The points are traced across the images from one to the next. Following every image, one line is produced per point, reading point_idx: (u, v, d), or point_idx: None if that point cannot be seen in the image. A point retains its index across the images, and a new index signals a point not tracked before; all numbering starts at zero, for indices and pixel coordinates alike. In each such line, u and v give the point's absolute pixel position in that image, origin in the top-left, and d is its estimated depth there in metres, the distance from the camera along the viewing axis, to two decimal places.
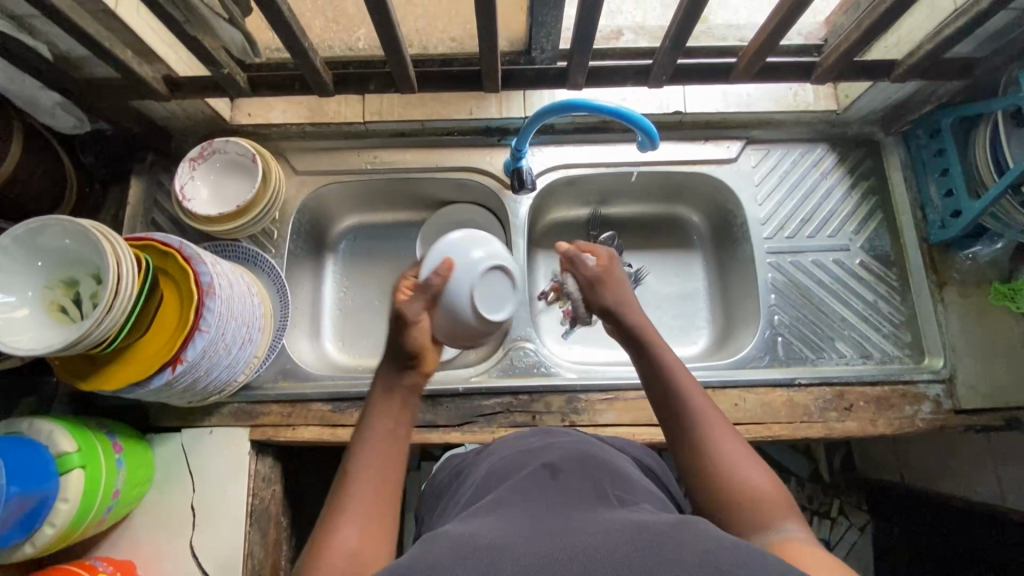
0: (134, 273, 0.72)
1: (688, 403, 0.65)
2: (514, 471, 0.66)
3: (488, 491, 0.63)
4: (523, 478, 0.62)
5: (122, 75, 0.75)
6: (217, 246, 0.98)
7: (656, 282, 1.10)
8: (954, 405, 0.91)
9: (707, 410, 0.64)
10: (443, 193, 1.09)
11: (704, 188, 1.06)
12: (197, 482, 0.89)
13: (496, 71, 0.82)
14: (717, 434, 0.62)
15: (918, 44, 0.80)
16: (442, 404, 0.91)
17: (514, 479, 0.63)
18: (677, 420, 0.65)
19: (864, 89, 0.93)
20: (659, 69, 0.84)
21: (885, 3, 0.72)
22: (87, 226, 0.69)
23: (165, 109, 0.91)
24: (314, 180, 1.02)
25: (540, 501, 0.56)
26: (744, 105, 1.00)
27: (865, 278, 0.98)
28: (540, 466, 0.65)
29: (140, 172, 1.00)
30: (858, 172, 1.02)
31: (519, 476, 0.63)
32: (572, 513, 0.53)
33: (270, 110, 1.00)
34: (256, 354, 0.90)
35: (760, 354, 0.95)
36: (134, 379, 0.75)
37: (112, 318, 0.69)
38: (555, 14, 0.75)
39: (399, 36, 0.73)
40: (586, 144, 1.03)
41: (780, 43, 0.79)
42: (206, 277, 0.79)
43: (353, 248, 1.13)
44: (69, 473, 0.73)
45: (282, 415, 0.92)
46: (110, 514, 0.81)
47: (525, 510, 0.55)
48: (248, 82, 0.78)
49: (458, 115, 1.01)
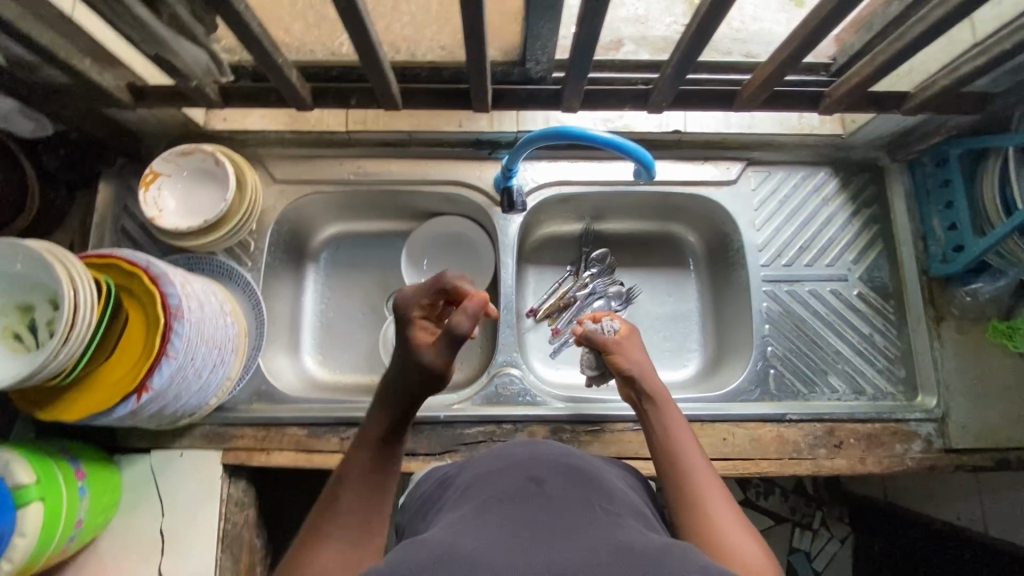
0: (94, 299, 0.67)
1: (688, 465, 0.67)
2: (499, 475, 0.63)
3: (465, 500, 0.61)
4: (508, 489, 0.60)
5: (84, 85, 0.70)
6: (189, 259, 0.94)
7: (648, 303, 1.07)
8: (945, 444, 0.89)
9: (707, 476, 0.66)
10: (431, 205, 1.04)
11: (701, 209, 1.02)
12: (165, 506, 0.86)
13: (487, 89, 0.77)
14: (714, 504, 0.62)
15: (933, 77, 0.76)
16: (422, 432, 0.89)
17: (500, 488, 0.61)
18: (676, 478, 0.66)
19: (871, 116, 0.90)
20: (658, 94, 0.80)
21: (904, 36, 0.68)
22: (40, 250, 0.65)
23: (133, 114, 0.86)
24: (294, 190, 0.97)
25: (526, 514, 0.54)
26: (747, 127, 0.97)
27: (862, 311, 0.95)
28: (525, 476, 0.62)
29: (109, 176, 0.94)
30: (860, 199, 0.99)
31: (504, 484, 0.61)
32: (566, 530, 0.52)
33: (248, 116, 0.95)
34: (229, 376, 0.86)
35: (752, 387, 0.92)
36: (98, 408, 0.71)
37: (70, 349, 0.65)
38: (552, 29, 0.70)
39: (382, 51, 0.68)
40: (581, 160, 0.99)
41: (791, 71, 0.75)
42: (174, 298, 0.74)
43: (335, 259, 1.08)
44: (27, 506, 0.70)
45: (256, 438, 0.89)
46: (73, 542, 0.78)
47: (512, 525, 0.53)
48: (220, 94, 0.73)
49: (447, 127, 0.97)
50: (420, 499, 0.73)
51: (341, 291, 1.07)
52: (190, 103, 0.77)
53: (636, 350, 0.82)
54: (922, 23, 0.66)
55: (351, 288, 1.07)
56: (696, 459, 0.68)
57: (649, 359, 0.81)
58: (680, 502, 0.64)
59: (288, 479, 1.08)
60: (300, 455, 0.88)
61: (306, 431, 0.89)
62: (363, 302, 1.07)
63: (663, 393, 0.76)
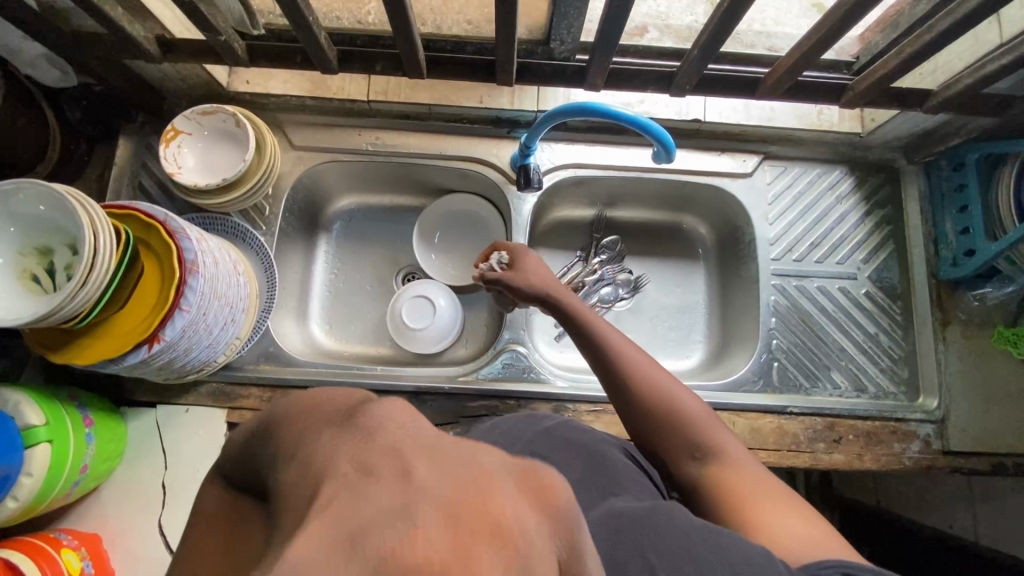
0: (113, 246, 0.68)
1: (616, 348, 0.70)
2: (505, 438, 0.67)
3: None
4: None
5: (113, 32, 0.70)
6: (205, 219, 0.94)
7: (655, 292, 1.07)
8: (943, 446, 0.90)
9: (633, 352, 0.70)
10: (445, 181, 1.05)
11: (714, 201, 1.02)
12: (169, 460, 0.87)
13: (511, 63, 0.77)
14: (653, 375, 0.68)
15: (957, 76, 0.76)
16: (427, 401, 0.90)
17: None
18: (610, 364, 0.70)
19: (892, 114, 0.90)
20: (682, 78, 0.80)
21: (932, 30, 0.69)
22: (62, 193, 0.65)
23: (157, 68, 0.86)
24: (311, 156, 0.98)
25: None
26: (766, 119, 0.96)
27: (869, 310, 0.96)
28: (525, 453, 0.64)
29: (128, 132, 0.95)
30: (874, 200, 0.99)
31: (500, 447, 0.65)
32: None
33: (270, 80, 0.95)
34: (238, 335, 0.87)
35: (755, 378, 0.93)
36: (108, 355, 0.71)
37: (86, 294, 0.65)
38: (578, 8, 0.70)
39: (412, 17, 0.68)
40: (598, 144, 0.99)
41: (815, 62, 0.75)
42: (190, 253, 0.74)
43: (347, 230, 1.09)
44: (34, 447, 0.71)
45: (262, 399, 0.90)
46: (77, 488, 0.79)
47: None
48: (247, 51, 0.74)
49: (467, 102, 0.96)
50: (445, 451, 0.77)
51: (352, 261, 1.08)
52: (216, 60, 0.78)
53: (530, 262, 0.84)
54: (951, 17, 0.66)
55: (362, 259, 1.08)
56: (636, 353, 0.70)
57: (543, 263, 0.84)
58: (638, 404, 0.67)
59: None
60: None
61: None
62: (373, 273, 1.07)
63: (564, 292, 0.79)
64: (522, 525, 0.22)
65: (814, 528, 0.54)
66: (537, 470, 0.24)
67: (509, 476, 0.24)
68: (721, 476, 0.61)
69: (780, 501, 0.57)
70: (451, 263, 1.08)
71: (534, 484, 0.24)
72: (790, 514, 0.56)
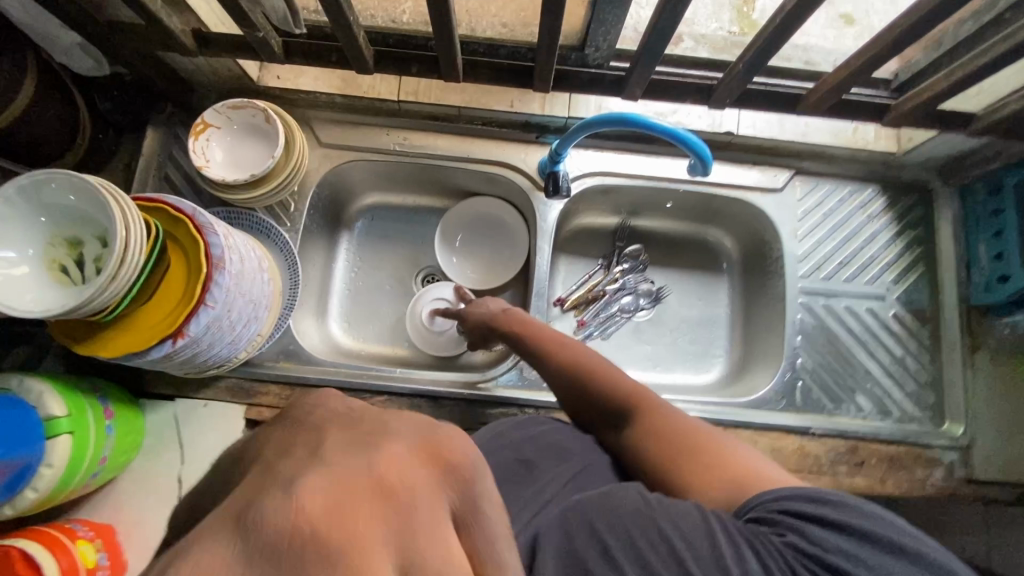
0: (144, 240, 0.67)
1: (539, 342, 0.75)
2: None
3: None
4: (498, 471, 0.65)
5: (152, 25, 0.70)
6: (230, 213, 0.93)
7: (678, 304, 1.06)
8: (967, 474, 0.88)
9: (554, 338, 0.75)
10: (471, 184, 1.04)
11: (743, 215, 1.01)
12: (187, 454, 0.87)
13: (549, 71, 0.76)
14: (575, 354, 0.72)
15: (1004, 100, 0.75)
16: (445, 406, 0.90)
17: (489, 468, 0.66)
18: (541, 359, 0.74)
19: (931, 135, 0.89)
20: (722, 91, 0.79)
21: (985, 54, 0.67)
22: (97, 186, 0.65)
23: (190, 61, 0.85)
24: (338, 154, 0.97)
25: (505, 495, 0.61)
26: (800, 135, 0.95)
27: (896, 332, 0.94)
28: (514, 457, 0.67)
29: (157, 123, 0.94)
30: (906, 220, 0.97)
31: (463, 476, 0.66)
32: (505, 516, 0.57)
33: (301, 76, 0.95)
34: (261, 332, 0.87)
35: (778, 397, 0.92)
36: (133, 349, 0.71)
37: (116, 287, 0.64)
38: (620, 15, 0.69)
39: (454, 19, 0.67)
40: (628, 153, 0.98)
41: (861, 81, 0.74)
42: (217, 249, 0.74)
43: (369, 229, 1.08)
44: (56, 438, 0.71)
45: (280, 397, 0.89)
46: (95, 479, 0.79)
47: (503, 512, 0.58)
48: (282, 48, 0.73)
49: (498, 106, 0.96)
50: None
51: (373, 261, 1.07)
52: (252, 55, 0.77)
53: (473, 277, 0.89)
54: (1006, 42, 0.65)
55: (382, 259, 1.07)
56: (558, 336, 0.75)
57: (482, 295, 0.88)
58: (562, 386, 0.73)
59: None
60: None
61: None
62: (393, 273, 1.07)
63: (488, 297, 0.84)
64: (415, 486, 0.25)
65: (751, 473, 0.59)
66: (438, 439, 0.28)
67: (408, 443, 0.27)
68: (641, 440, 0.65)
69: (716, 461, 0.60)
70: (473, 266, 1.07)
71: (431, 449, 0.27)
72: (724, 474, 0.59)
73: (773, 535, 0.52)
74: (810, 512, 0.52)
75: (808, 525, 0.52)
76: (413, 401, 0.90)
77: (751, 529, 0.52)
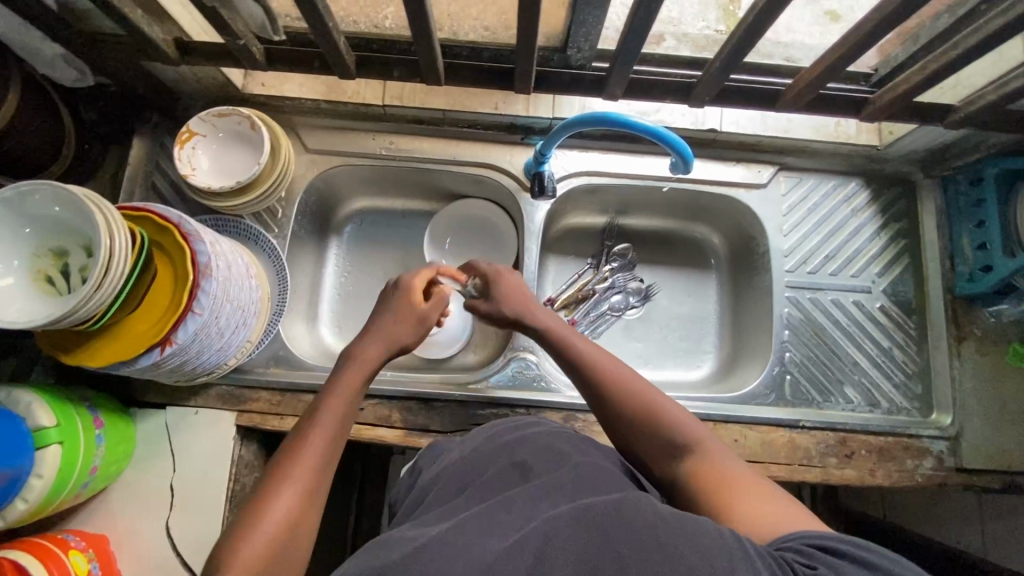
0: (128, 248, 0.67)
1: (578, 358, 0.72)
2: (470, 466, 0.64)
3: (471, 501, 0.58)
4: (492, 476, 0.60)
5: (133, 35, 0.70)
6: (217, 220, 0.94)
7: (667, 301, 1.07)
8: (956, 463, 0.89)
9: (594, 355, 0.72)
10: (458, 187, 1.04)
11: (729, 212, 1.02)
12: (178, 462, 0.87)
13: (529, 72, 0.77)
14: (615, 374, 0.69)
15: (980, 92, 0.76)
16: (436, 408, 0.90)
17: (483, 476, 0.61)
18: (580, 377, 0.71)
19: (911, 128, 0.89)
20: (701, 88, 0.80)
21: (958, 47, 0.68)
22: (80, 196, 0.65)
23: (174, 70, 0.86)
24: (325, 160, 0.97)
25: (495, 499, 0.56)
26: (783, 130, 0.96)
27: (883, 324, 0.95)
28: (509, 461, 0.63)
29: (143, 132, 0.95)
30: (890, 213, 0.98)
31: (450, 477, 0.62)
32: (496, 518, 0.51)
33: (285, 82, 0.95)
34: (250, 339, 0.87)
35: (767, 391, 0.92)
36: (121, 357, 0.71)
37: (101, 296, 0.65)
38: (599, 16, 0.69)
39: (432, 23, 0.68)
40: (613, 152, 0.98)
41: (837, 76, 0.74)
42: (204, 256, 0.74)
43: (358, 233, 1.08)
44: (45, 448, 0.71)
45: (271, 403, 0.89)
46: (86, 489, 0.79)
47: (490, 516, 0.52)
48: (265, 55, 0.74)
49: (482, 109, 0.96)
50: (403, 481, 0.73)
51: (363, 265, 1.07)
52: (234, 62, 0.77)
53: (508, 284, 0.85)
54: (977, 34, 0.66)
55: (372, 263, 1.08)
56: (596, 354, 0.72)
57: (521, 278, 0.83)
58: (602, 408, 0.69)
59: None
60: None
61: None
62: (383, 277, 1.07)
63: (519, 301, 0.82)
64: None
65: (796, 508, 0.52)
66: None
67: None
68: (697, 469, 0.59)
69: (761, 491, 0.55)
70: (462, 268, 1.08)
71: None
72: (769, 504, 0.53)
73: (801, 566, 0.44)
74: (847, 551, 0.44)
75: (842, 563, 0.44)
76: (403, 404, 0.90)
77: (775, 556, 0.44)
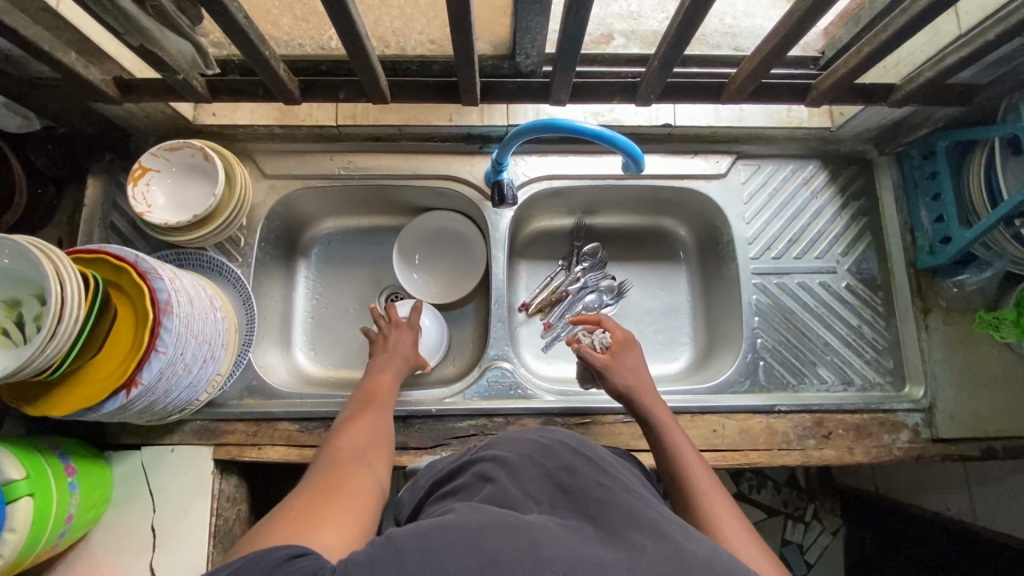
0: (81, 294, 0.66)
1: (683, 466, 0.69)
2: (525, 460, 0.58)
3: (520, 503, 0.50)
4: (533, 479, 0.54)
5: (70, 79, 0.69)
6: (179, 254, 0.93)
7: (640, 296, 1.07)
8: (933, 434, 0.90)
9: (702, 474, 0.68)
10: (422, 201, 1.05)
11: (692, 203, 1.02)
12: (157, 502, 0.86)
13: (474, 85, 0.77)
14: (718, 506, 0.63)
15: (919, 68, 0.77)
16: (414, 425, 0.90)
17: (524, 477, 0.54)
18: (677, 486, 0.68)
19: (859, 109, 0.90)
20: (645, 88, 0.81)
21: (888, 28, 0.69)
22: (25, 244, 0.64)
23: (122, 108, 0.85)
24: (283, 184, 0.97)
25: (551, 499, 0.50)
26: (736, 120, 0.96)
27: (851, 303, 0.97)
28: (554, 464, 0.56)
29: (97, 172, 0.94)
30: (849, 191, 1.00)
31: (457, 490, 0.58)
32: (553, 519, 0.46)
33: (236, 111, 0.95)
34: (220, 371, 0.86)
35: (741, 379, 0.93)
36: (86, 404, 0.70)
37: (56, 346, 0.64)
38: (541, 22, 0.69)
39: (368, 43, 0.68)
40: (572, 154, 0.99)
41: (776, 65, 0.75)
42: (163, 293, 0.73)
43: (326, 254, 1.08)
44: (16, 502, 0.69)
45: (247, 434, 0.89)
46: (63, 539, 0.78)
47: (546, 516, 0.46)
48: (208, 87, 0.74)
49: (436, 122, 0.96)
50: (401, 497, 0.72)
51: (333, 286, 1.07)
52: (177, 97, 0.77)
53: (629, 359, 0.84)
54: (904, 14, 0.67)
55: (343, 283, 1.07)
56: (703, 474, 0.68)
57: (642, 359, 0.85)
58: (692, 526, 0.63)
59: (278, 475, 1.06)
60: (290, 451, 0.88)
61: (296, 426, 0.89)
62: (354, 296, 1.06)
63: (646, 385, 0.81)
64: None
65: None
66: None
67: None
68: None
69: None
70: (433, 281, 1.08)
71: None
72: None
73: None
74: None
75: None
76: None
77: None
